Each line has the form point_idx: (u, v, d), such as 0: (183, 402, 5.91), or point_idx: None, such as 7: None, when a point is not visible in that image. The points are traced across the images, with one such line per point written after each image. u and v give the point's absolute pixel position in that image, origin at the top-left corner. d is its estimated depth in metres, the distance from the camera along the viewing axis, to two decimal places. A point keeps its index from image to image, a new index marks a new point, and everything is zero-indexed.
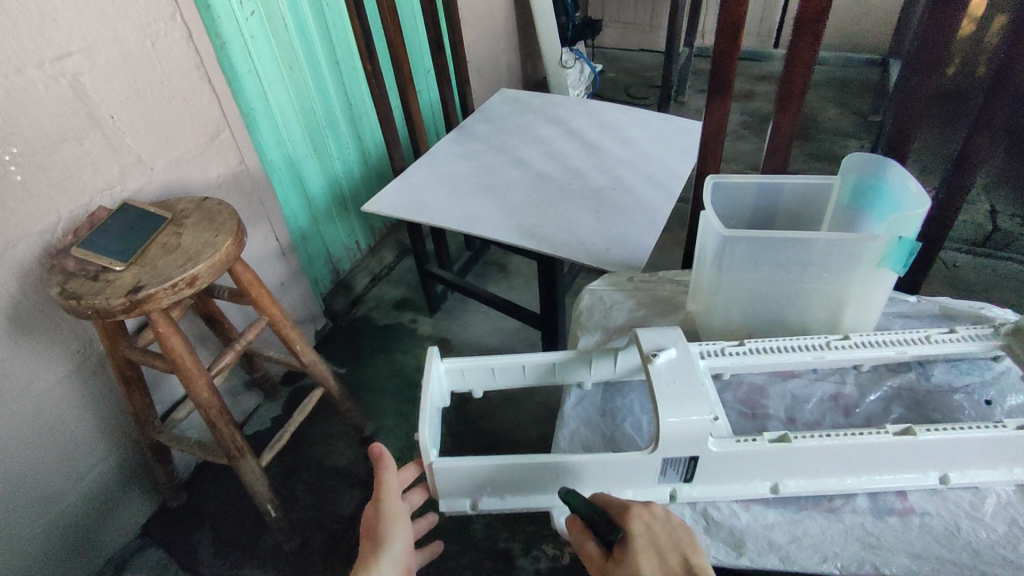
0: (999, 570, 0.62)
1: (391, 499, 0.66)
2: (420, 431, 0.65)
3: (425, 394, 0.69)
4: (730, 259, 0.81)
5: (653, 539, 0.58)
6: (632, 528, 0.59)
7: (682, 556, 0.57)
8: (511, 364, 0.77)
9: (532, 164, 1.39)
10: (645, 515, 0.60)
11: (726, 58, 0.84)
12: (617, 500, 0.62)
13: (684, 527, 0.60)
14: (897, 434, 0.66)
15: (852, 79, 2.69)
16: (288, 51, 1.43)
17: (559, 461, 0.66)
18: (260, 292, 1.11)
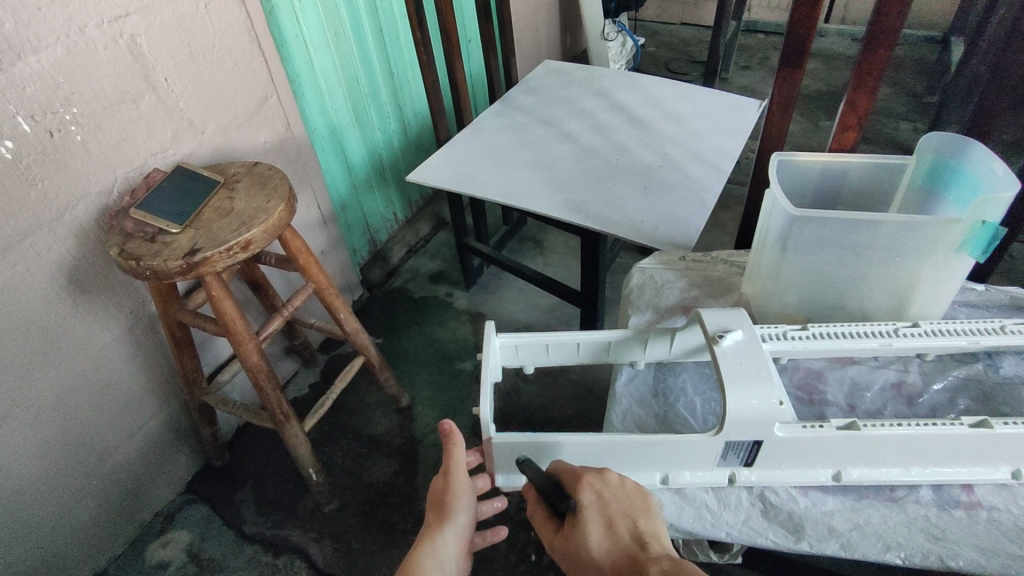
0: None
1: (459, 474, 0.68)
2: (481, 409, 0.65)
3: (484, 367, 0.69)
4: (796, 240, 0.79)
5: (602, 508, 0.59)
6: (581, 498, 0.60)
7: (632, 522, 0.59)
8: (566, 343, 0.77)
9: (578, 138, 1.37)
10: (596, 484, 0.61)
11: (802, 27, 0.80)
12: (570, 469, 0.63)
13: (638, 494, 0.61)
14: (974, 426, 0.64)
15: (907, 58, 2.57)
16: (334, 17, 1.41)
17: (615, 440, 0.66)
18: (308, 259, 1.11)
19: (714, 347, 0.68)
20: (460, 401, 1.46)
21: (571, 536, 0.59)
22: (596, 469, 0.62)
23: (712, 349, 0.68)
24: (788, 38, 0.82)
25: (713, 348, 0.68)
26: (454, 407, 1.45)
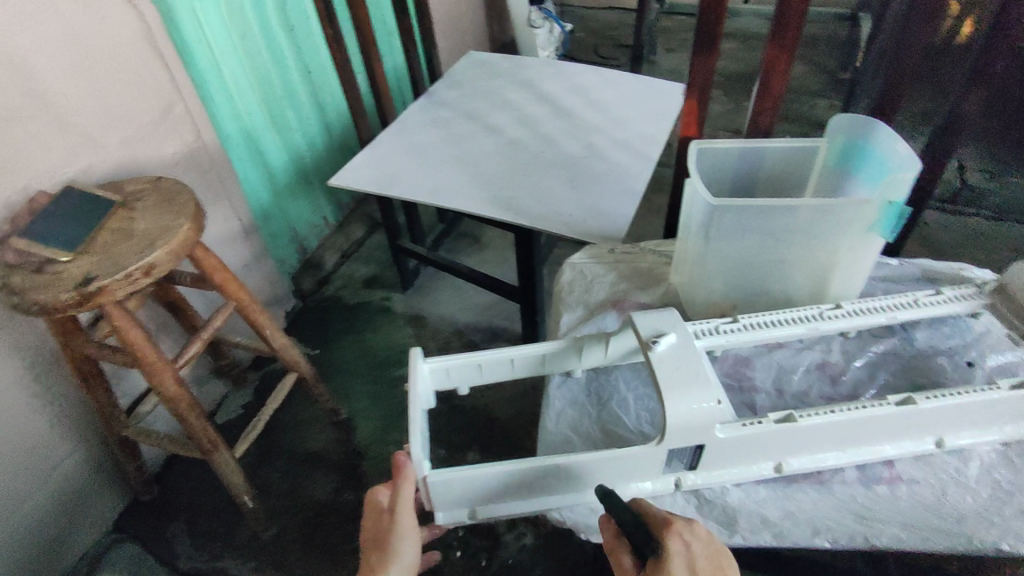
0: (984, 534, 0.63)
1: (405, 513, 0.64)
2: (410, 446, 0.62)
3: (412, 401, 0.65)
4: (718, 228, 0.79)
5: (689, 563, 0.55)
6: (669, 547, 0.56)
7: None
8: (499, 360, 0.74)
9: (504, 131, 1.34)
10: (686, 534, 0.56)
11: (711, 14, 0.80)
12: (657, 512, 0.59)
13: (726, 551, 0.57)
14: (898, 405, 0.66)
15: (821, 36, 2.65)
16: (239, 17, 1.31)
17: (559, 461, 0.64)
18: (225, 276, 1.03)
19: (650, 353, 0.67)
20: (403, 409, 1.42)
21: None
22: (684, 518, 0.58)
23: (648, 355, 0.67)
24: (700, 24, 0.81)
25: (648, 354, 0.67)
26: (397, 414, 1.41)
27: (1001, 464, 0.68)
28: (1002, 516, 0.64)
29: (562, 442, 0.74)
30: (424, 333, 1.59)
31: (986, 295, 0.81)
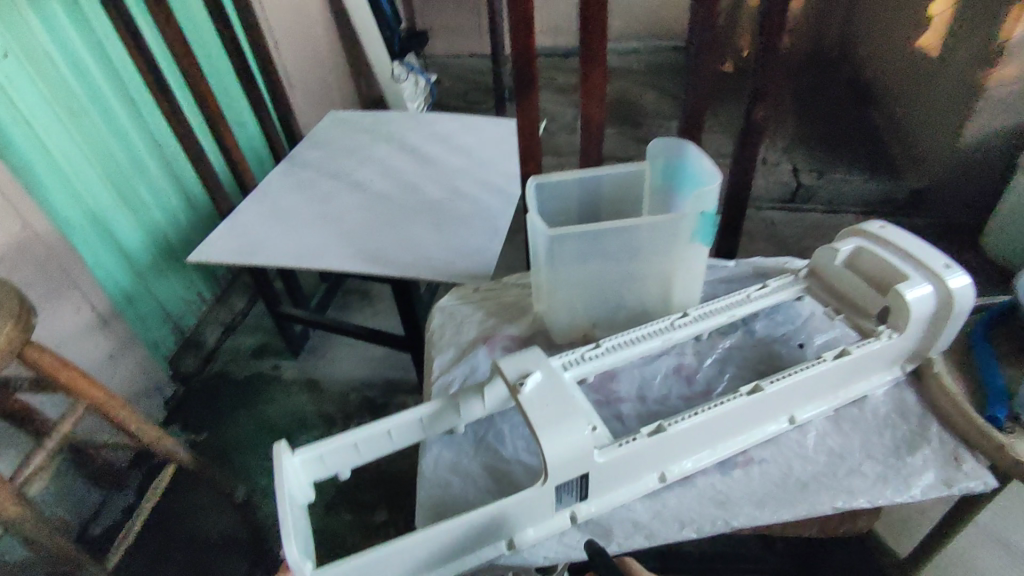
0: (824, 497, 0.70)
1: None
2: (284, 551, 0.58)
3: (281, 501, 0.61)
4: (561, 255, 0.84)
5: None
6: None
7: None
8: (375, 435, 0.72)
9: (369, 186, 1.35)
10: None
11: (524, 60, 0.87)
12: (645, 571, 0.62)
13: None
14: (751, 394, 0.72)
15: (666, 65, 2.91)
16: (66, 98, 1.27)
17: (450, 522, 0.63)
18: (71, 374, 0.95)
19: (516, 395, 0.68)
20: None
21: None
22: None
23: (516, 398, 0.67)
24: (516, 70, 0.89)
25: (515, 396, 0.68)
26: None
27: (831, 432, 0.77)
28: (835, 478, 0.72)
29: (441, 484, 0.74)
30: (319, 396, 1.54)
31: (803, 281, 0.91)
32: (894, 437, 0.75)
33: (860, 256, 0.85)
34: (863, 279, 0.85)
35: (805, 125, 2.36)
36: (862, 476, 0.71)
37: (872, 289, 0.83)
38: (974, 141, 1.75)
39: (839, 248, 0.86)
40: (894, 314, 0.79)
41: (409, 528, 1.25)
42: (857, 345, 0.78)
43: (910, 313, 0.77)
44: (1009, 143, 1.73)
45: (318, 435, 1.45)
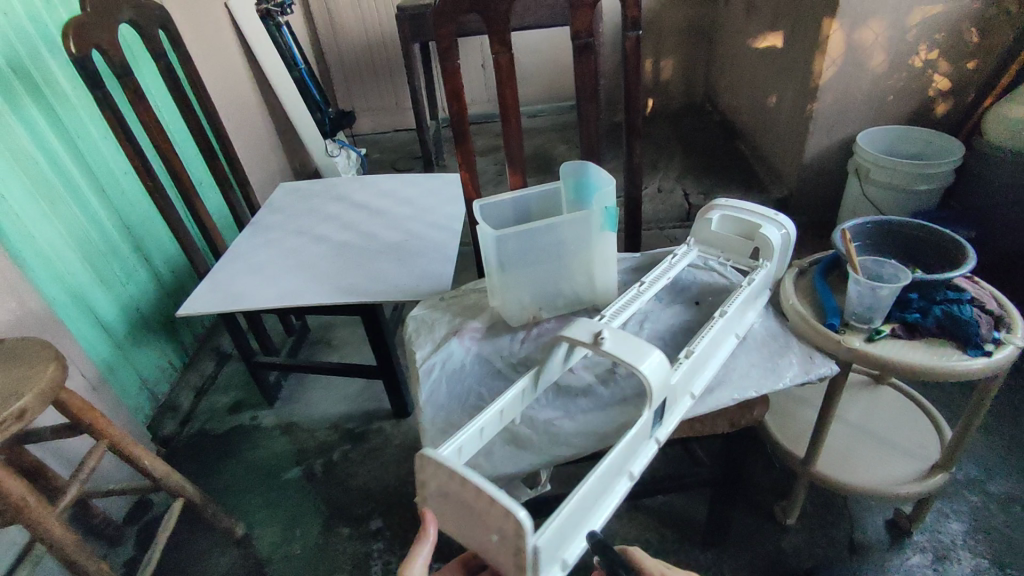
0: (725, 394, 0.91)
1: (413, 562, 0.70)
2: (520, 517, 0.59)
3: (484, 484, 0.61)
4: (508, 254, 1.08)
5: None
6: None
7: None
8: (474, 429, 0.77)
9: (331, 238, 1.56)
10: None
11: (458, 118, 1.14)
12: (647, 561, 0.72)
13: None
14: (722, 316, 0.96)
15: (569, 122, 3.32)
16: (44, 188, 1.39)
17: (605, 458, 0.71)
18: (94, 413, 1.09)
19: (598, 347, 0.79)
20: (299, 510, 1.48)
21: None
22: (672, 571, 0.72)
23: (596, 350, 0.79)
24: (453, 125, 1.15)
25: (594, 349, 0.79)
26: (294, 516, 1.46)
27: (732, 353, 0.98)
28: (733, 381, 0.94)
29: (442, 432, 0.93)
30: (298, 436, 1.68)
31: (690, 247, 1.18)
32: (768, 347, 1.00)
33: (724, 220, 1.16)
34: (730, 235, 1.15)
35: (689, 160, 2.80)
36: (750, 376, 0.94)
37: (743, 240, 1.13)
38: (815, 156, 2.18)
39: (709, 218, 1.16)
40: (763, 251, 1.09)
41: (401, 530, 1.41)
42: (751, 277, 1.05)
43: (773, 245, 1.07)
44: (842, 155, 2.17)
45: (305, 468, 1.59)
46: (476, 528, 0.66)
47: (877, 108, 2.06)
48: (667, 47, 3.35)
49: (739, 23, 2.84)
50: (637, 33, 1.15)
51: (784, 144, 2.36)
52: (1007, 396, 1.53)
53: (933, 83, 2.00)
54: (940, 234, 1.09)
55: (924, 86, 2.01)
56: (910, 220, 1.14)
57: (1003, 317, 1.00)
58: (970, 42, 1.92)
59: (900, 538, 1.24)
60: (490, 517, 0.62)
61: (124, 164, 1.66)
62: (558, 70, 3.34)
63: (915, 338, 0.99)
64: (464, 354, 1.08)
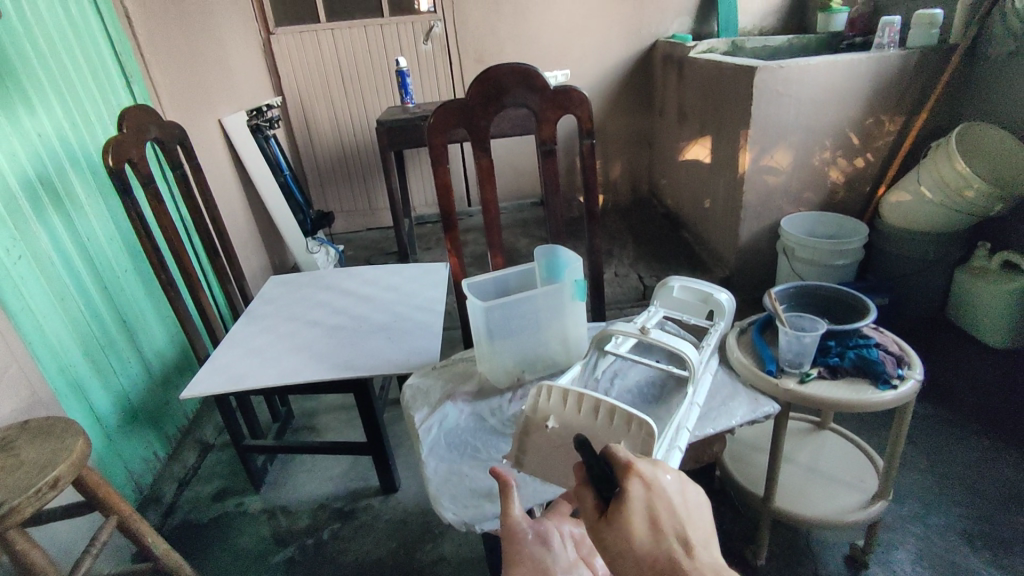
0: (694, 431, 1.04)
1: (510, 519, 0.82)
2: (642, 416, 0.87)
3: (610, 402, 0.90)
4: (495, 324, 1.24)
5: (649, 504, 0.54)
6: (631, 488, 0.55)
7: (681, 527, 0.53)
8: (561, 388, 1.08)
9: (324, 322, 1.70)
10: (645, 476, 0.55)
11: (446, 211, 1.36)
12: (621, 455, 0.58)
13: (682, 510, 0.55)
14: (710, 344, 1.21)
15: (529, 217, 3.63)
16: (57, 285, 1.50)
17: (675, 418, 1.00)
18: (108, 488, 1.16)
19: (645, 335, 1.12)
20: None
21: (609, 526, 0.54)
22: (649, 463, 0.57)
23: (644, 337, 1.12)
24: (442, 217, 1.36)
25: (643, 336, 1.12)
26: None
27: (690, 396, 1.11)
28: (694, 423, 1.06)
29: (445, 479, 1.03)
30: (287, 518, 1.72)
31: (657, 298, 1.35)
32: (720, 393, 1.14)
33: (684, 287, 1.33)
34: (686, 301, 1.34)
35: (640, 248, 3.09)
36: (708, 418, 1.08)
37: (699, 303, 1.32)
38: (748, 240, 2.48)
39: (671, 284, 1.33)
40: (717, 312, 1.30)
41: None
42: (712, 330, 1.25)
43: (724, 308, 1.29)
44: (770, 238, 2.48)
45: (293, 549, 1.61)
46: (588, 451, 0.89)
47: (794, 197, 2.41)
48: (613, 151, 3.77)
49: (673, 131, 3.27)
50: (592, 141, 1.40)
51: (721, 231, 2.67)
52: (933, 438, 1.73)
53: (837, 176, 2.37)
54: (849, 294, 1.32)
55: (829, 178, 2.37)
56: (828, 285, 1.38)
57: (903, 357, 1.21)
58: (860, 143, 2.31)
59: (857, 569, 1.37)
60: (615, 432, 0.88)
61: (127, 263, 1.78)
62: (517, 172, 3.70)
63: (838, 378, 1.19)
64: (459, 415, 1.19)
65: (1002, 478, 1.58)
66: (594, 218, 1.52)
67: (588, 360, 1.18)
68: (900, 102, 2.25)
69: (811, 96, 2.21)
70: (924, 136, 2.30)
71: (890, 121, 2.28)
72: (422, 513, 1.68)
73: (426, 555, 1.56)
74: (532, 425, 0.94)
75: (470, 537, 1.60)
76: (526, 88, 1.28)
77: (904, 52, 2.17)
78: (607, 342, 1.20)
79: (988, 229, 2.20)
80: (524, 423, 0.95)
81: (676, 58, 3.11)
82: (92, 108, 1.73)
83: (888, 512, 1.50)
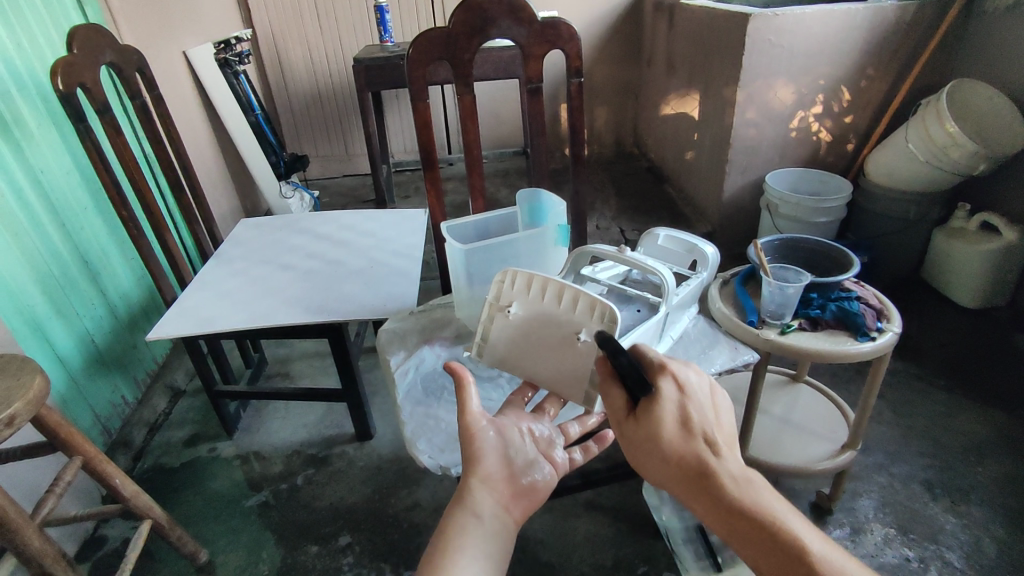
0: None
1: (469, 407, 0.76)
2: (607, 304, 0.93)
3: (574, 287, 0.97)
4: (474, 268, 1.20)
5: (679, 405, 0.68)
6: (662, 390, 0.69)
7: (706, 427, 0.67)
8: None
9: (297, 266, 1.64)
10: (676, 380, 0.70)
11: (427, 150, 1.30)
12: (655, 359, 0.72)
13: (709, 410, 0.69)
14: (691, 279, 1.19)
15: (511, 168, 3.54)
16: (10, 220, 1.41)
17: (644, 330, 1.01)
18: (70, 429, 1.12)
19: (623, 257, 1.11)
20: (264, 536, 1.49)
21: (640, 425, 0.68)
22: (679, 369, 0.71)
23: (621, 257, 1.11)
24: (422, 155, 1.31)
25: (620, 257, 1.11)
26: (258, 540, 1.47)
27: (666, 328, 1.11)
28: None
29: (422, 422, 1.01)
30: (260, 463, 1.70)
31: (648, 237, 1.34)
32: (701, 343, 1.13)
33: (670, 239, 1.32)
34: (670, 250, 1.32)
35: (622, 202, 3.06)
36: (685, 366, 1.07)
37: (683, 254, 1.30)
38: (732, 195, 2.46)
39: (655, 233, 1.32)
40: (699, 263, 1.25)
41: (370, 544, 1.45)
42: (693, 277, 1.19)
43: (705, 256, 1.23)
44: (753, 194, 2.46)
45: (266, 494, 1.60)
46: (550, 336, 0.98)
47: (780, 153, 2.37)
48: (598, 103, 3.68)
49: (660, 83, 3.19)
50: (580, 80, 1.33)
51: (705, 185, 2.65)
52: (903, 393, 1.77)
53: (825, 132, 2.34)
54: (835, 248, 1.31)
55: (817, 135, 2.34)
56: (824, 241, 1.35)
57: (883, 311, 1.21)
58: (849, 99, 2.28)
59: (823, 516, 1.41)
60: (580, 317, 0.96)
61: (85, 200, 1.68)
62: (498, 121, 3.59)
63: (818, 329, 1.19)
64: (436, 359, 1.16)
65: (965, 430, 1.62)
66: (580, 163, 1.47)
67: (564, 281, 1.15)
68: (892, 57, 2.21)
69: (804, 48, 2.15)
70: (914, 94, 2.27)
71: (882, 77, 2.24)
72: (398, 460, 1.68)
73: (400, 500, 1.57)
74: (495, 311, 1.03)
75: (446, 483, 1.60)
76: (513, 19, 1.21)
77: (900, 4, 2.12)
78: (582, 265, 1.17)
79: (970, 190, 2.20)
80: (489, 310, 1.03)
81: (666, 5, 3.00)
82: (39, 29, 1.59)
83: (855, 463, 1.53)
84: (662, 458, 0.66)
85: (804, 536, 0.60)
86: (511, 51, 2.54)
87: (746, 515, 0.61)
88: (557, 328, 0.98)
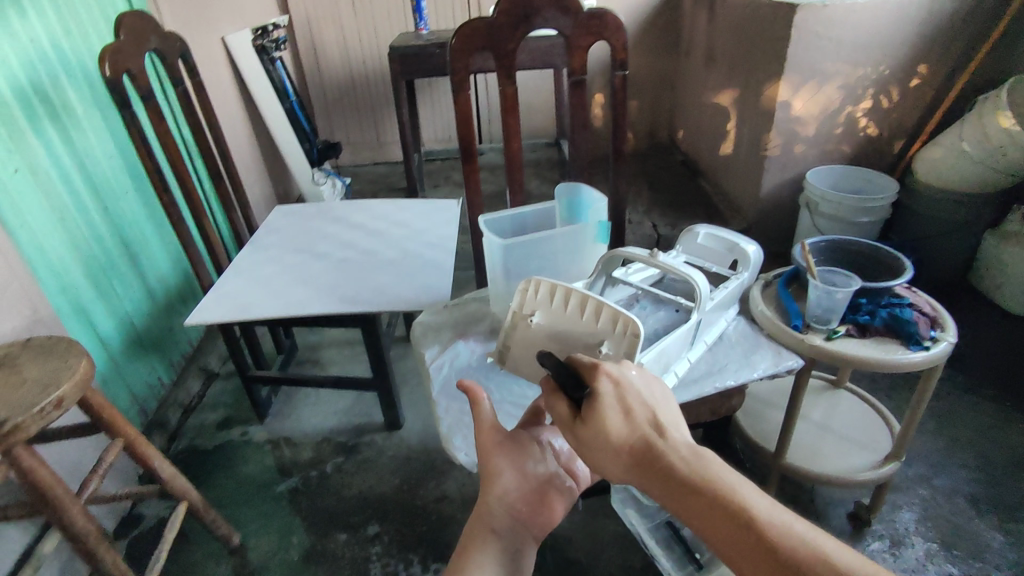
0: (712, 376, 1.03)
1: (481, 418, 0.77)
2: (630, 317, 0.90)
3: (598, 298, 0.94)
4: (512, 262, 1.18)
5: (618, 397, 0.65)
6: (600, 386, 0.65)
7: (650, 413, 0.63)
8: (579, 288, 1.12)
9: (331, 255, 1.64)
10: (611, 373, 0.66)
11: (466, 141, 1.28)
12: (588, 359, 0.69)
13: (650, 393, 0.66)
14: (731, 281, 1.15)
15: (543, 159, 3.49)
16: (57, 203, 1.44)
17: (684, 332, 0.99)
18: (113, 412, 1.14)
19: (654, 261, 1.06)
20: (294, 521, 1.51)
21: (584, 427, 0.64)
22: (615, 362, 0.67)
23: (653, 262, 1.06)
24: (461, 147, 1.29)
25: (651, 261, 1.06)
26: (288, 525, 1.49)
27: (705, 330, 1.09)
28: (715, 369, 1.05)
29: (456, 418, 1.00)
30: (290, 449, 1.72)
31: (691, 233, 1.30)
32: (744, 345, 1.11)
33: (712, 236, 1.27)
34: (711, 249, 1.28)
35: (655, 196, 3.00)
36: (728, 369, 1.04)
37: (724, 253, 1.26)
38: (771, 191, 2.40)
39: (696, 231, 1.28)
40: (740, 263, 1.22)
41: (398, 534, 1.46)
42: (732, 280, 1.16)
43: (746, 256, 1.20)
44: (794, 191, 2.39)
45: (297, 480, 1.62)
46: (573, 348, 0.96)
47: (824, 150, 2.30)
48: (633, 94, 3.60)
49: (699, 75, 3.11)
50: (624, 72, 1.30)
51: (743, 181, 2.58)
52: (948, 403, 1.70)
53: (872, 129, 2.25)
54: (887, 252, 1.26)
55: (863, 131, 2.26)
56: (879, 245, 1.30)
57: (936, 319, 1.16)
58: (899, 95, 2.19)
59: (860, 528, 1.36)
60: (602, 330, 0.92)
61: (127, 184, 1.70)
62: (531, 110, 3.55)
63: (866, 336, 1.15)
64: (471, 353, 1.15)
65: (1013, 445, 1.56)
66: (620, 158, 1.43)
67: (592, 284, 1.11)
68: (947, 51, 2.12)
69: (854, 41, 2.07)
70: (969, 90, 2.17)
71: (936, 72, 2.15)
72: (426, 451, 1.68)
73: (427, 491, 1.57)
74: (518, 320, 1.02)
75: (474, 477, 1.60)
76: (559, 9, 1.18)
77: None
78: (614, 268, 1.13)
79: None
80: (512, 317, 1.02)
81: None
82: (86, 13, 1.61)
83: (896, 474, 1.48)
84: (614, 456, 0.62)
85: (755, 503, 0.55)
86: (549, 40, 2.50)
87: (697, 494, 0.57)
88: (580, 339, 0.95)
